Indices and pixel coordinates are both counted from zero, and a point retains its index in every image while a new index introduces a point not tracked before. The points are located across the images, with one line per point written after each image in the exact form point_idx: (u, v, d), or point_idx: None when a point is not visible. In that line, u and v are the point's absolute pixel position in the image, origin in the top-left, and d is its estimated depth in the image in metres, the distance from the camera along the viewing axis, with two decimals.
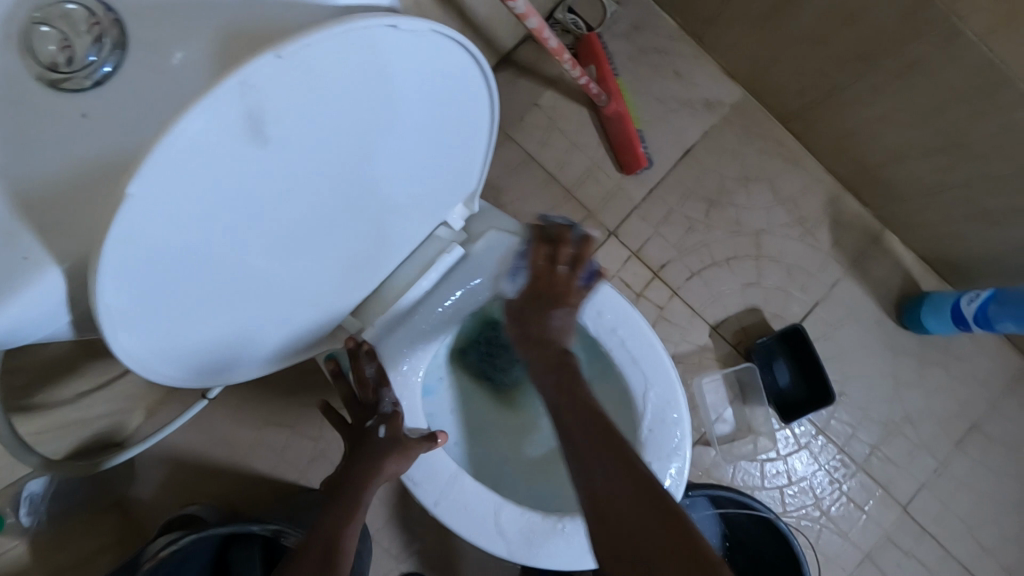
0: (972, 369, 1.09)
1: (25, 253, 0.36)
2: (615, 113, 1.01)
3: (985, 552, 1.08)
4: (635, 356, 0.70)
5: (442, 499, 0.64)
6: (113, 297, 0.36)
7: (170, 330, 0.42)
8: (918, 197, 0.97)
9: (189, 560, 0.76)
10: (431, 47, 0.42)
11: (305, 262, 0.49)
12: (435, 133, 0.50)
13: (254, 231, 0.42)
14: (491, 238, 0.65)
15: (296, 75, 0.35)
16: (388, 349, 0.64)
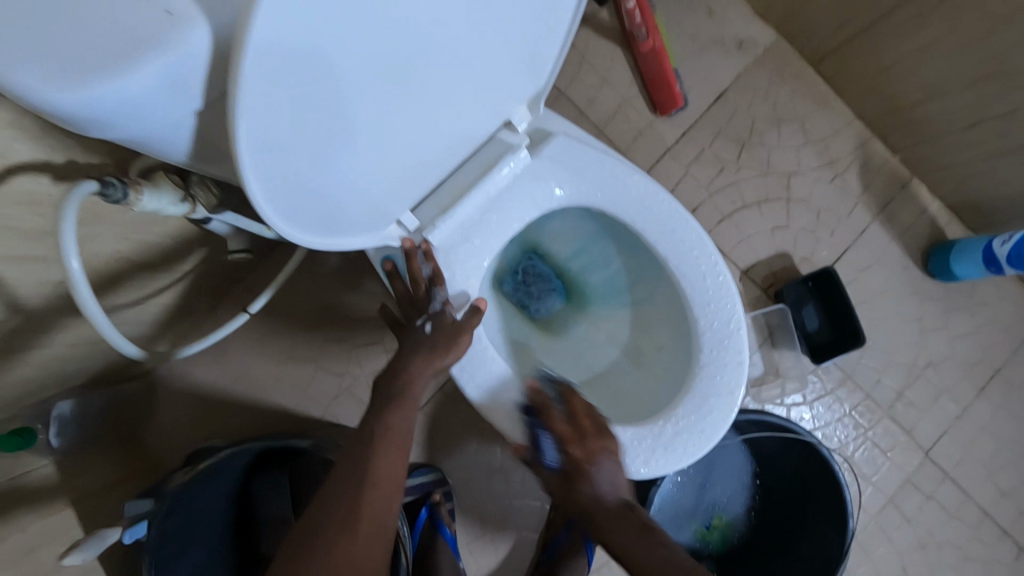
0: (994, 315, 1.10)
1: (168, 7, 0.30)
2: (651, 50, 0.99)
3: (1004, 497, 1.09)
4: (692, 256, 0.65)
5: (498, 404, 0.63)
6: (252, 92, 0.32)
7: (279, 156, 0.39)
8: (952, 134, 0.97)
9: (224, 474, 0.78)
10: None
11: (393, 110, 0.46)
12: None
13: (372, 56, 0.39)
14: (556, 142, 0.62)
15: None
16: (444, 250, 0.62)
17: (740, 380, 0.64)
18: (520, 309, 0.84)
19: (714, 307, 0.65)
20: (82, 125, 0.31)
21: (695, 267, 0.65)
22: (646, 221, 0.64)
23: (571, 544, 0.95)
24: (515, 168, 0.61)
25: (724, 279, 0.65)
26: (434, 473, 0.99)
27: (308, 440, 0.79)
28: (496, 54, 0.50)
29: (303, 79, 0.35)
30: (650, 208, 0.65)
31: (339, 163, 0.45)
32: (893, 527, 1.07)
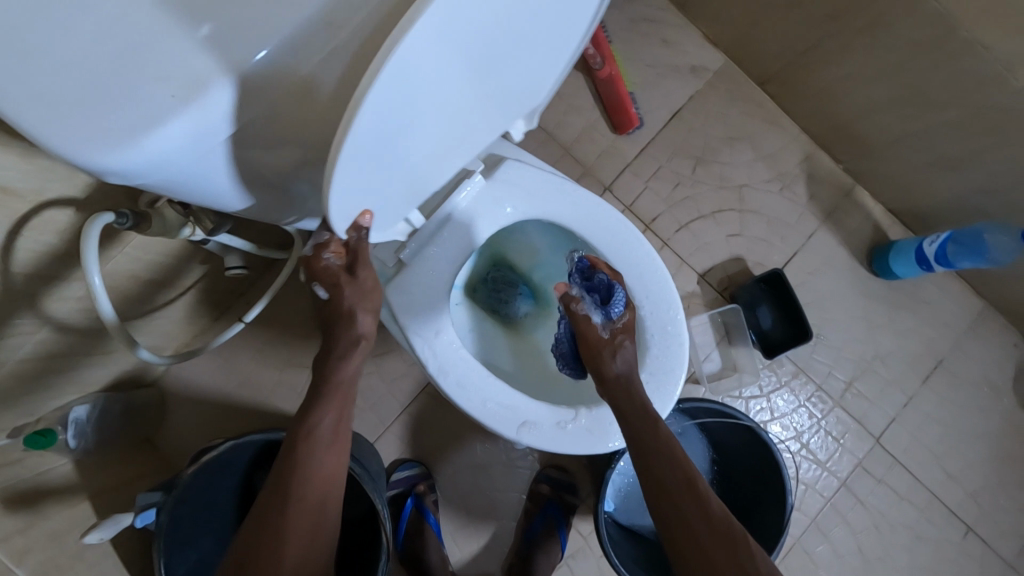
0: (936, 312, 1.19)
1: (172, 92, 0.37)
2: (608, 76, 1.10)
3: (950, 480, 1.18)
4: (634, 255, 0.73)
5: (472, 398, 0.69)
6: (352, 149, 0.45)
7: (358, 182, 0.51)
8: (883, 148, 1.07)
9: (229, 468, 0.87)
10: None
11: (439, 150, 0.59)
12: (538, 60, 0.58)
13: (432, 118, 0.52)
14: (508, 167, 0.71)
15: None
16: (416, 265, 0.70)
17: (677, 364, 0.72)
18: (492, 312, 0.94)
19: (658, 298, 0.73)
20: (113, 180, 0.39)
21: (634, 267, 0.73)
22: (591, 227, 0.73)
23: (547, 528, 1.06)
24: (472, 191, 0.70)
25: (660, 272, 0.73)
26: (419, 467, 1.09)
27: None
28: (505, 101, 0.61)
29: (383, 138, 0.48)
30: (594, 217, 0.73)
31: (398, 172, 0.56)
32: (847, 509, 1.16)
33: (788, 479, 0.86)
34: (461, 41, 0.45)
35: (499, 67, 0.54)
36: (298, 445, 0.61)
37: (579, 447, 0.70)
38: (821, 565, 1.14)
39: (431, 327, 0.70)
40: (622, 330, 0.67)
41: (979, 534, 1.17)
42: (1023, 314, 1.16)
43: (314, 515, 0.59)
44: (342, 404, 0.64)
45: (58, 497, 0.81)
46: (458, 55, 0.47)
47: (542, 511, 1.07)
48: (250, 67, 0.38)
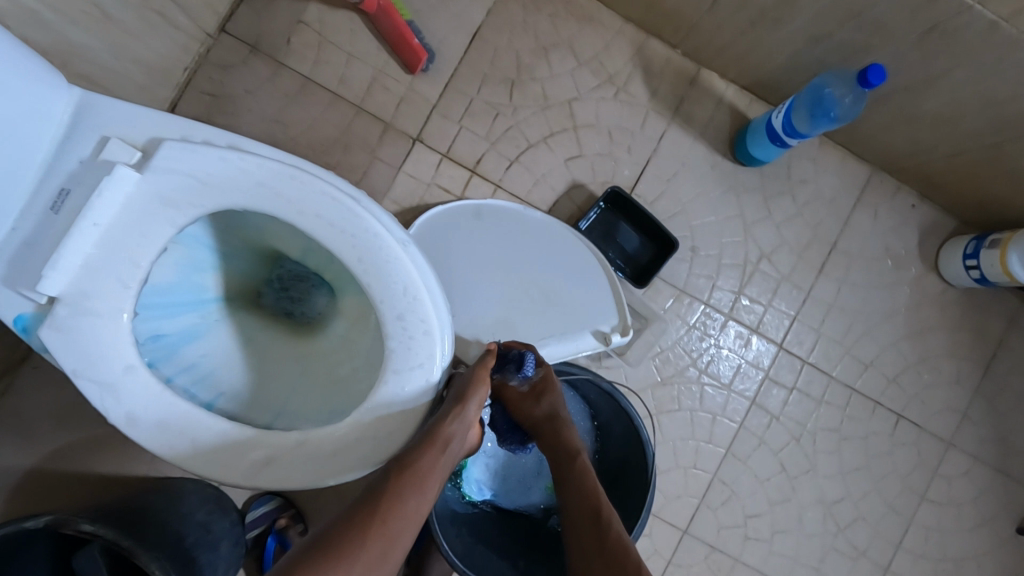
0: (817, 189, 1.05)
1: None
2: (379, 8, 0.93)
3: (869, 369, 1.06)
4: (350, 226, 0.58)
5: (183, 442, 0.58)
6: (468, 242, 0.91)
7: (491, 258, 0.91)
8: (703, 18, 0.91)
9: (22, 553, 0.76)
10: (497, 224, 0.92)
11: (522, 276, 0.91)
12: (541, 260, 0.92)
13: (495, 262, 0.91)
14: (167, 149, 0.56)
15: (478, 217, 0.92)
16: (81, 305, 0.56)
17: (603, 317, 0.91)
18: (285, 317, 0.81)
19: (385, 271, 0.59)
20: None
21: (351, 246, 0.59)
22: (286, 206, 0.58)
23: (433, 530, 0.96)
24: (121, 188, 0.55)
25: (382, 240, 0.59)
26: (276, 499, 0.97)
27: (38, 519, 0.71)
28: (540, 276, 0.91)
29: (475, 246, 0.91)
30: (295, 187, 0.58)
31: (510, 274, 0.91)
32: (762, 428, 1.04)
33: (647, 443, 0.74)
34: (473, 220, 0.92)
35: (508, 246, 0.92)
36: (402, 468, 0.55)
37: (311, 477, 0.59)
38: (744, 494, 1.04)
39: (117, 367, 0.57)
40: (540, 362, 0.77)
41: (909, 419, 1.06)
42: (909, 169, 1.02)
43: (383, 540, 0.50)
44: (439, 462, 0.58)
45: None
46: (479, 239, 0.91)
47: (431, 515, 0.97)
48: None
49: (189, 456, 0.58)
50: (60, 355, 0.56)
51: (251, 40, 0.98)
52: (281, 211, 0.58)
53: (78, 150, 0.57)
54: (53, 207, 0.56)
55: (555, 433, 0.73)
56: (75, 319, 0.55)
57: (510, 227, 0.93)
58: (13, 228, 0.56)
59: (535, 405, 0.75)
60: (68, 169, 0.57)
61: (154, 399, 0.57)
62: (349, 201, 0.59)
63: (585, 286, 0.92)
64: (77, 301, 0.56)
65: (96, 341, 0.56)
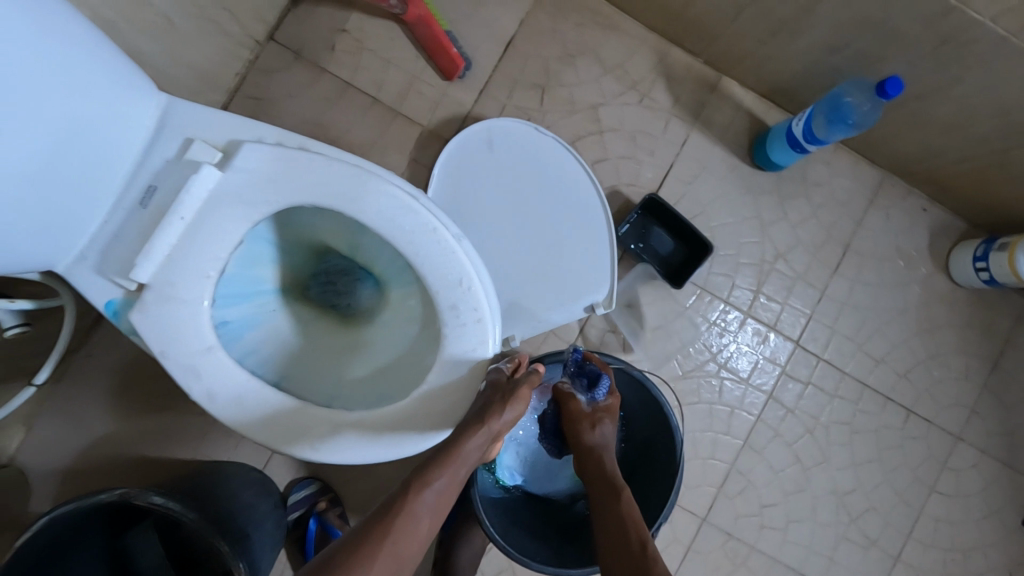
0: (832, 192, 1.10)
1: None
2: (418, 18, 0.99)
3: (880, 365, 1.10)
4: (413, 222, 0.63)
5: (254, 418, 0.63)
6: (482, 178, 1.00)
7: (502, 197, 1.00)
8: (726, 29, 0.96)
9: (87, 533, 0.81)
10: (513, 158, 1.01)
11: (531, 222, 1.00)
12: (549, 208, 1.01)
13: (508, 203, 1.00)
14: (246, 150, 0.62)
15: (494, 150, 1.01)
16: (165, 292, 0.61)
17: (595, 283, 1.00)
18: (329, 310, 0.86)
19: (442, 264, 0.64)
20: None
21: (408, 240, 0.64)
22: (350, 203, 0.63)
23: (464, 514, 1.00)
24: (205, 186, 0.61)
25: (439, 235, 0.63)
26: (315, 483, 1.02)
27: (111, 492, 0.76)
28: (548, 221, 1.00)
29: (489, 183, 1.00)
30: (361, 186, 0.63)
31: (519, 218, 1.00)
32: (778, 421, 1.09)
33: (677, 427, 0.78)
34: (489, 153, 1.01)
35: (520, 188, 1.01)
36: (407, 488, 0.58)
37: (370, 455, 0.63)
38: (761, 484, 1.08)
39: (196, 348, 0.62)
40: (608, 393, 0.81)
41: (919, 413, 1.11)
42: (921, 174, 1.06)
43: (392, 558, 0.53)
44: (458, 478, 0.60)
45: None
46: (494, 174, 1.00)
47: (461, 498, 1.02)
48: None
49: (260, 430, 0.63)
50: (145, 336, 0.61)
51: (294, 47, 1.03)
52: (345, 207, 0.63)
53: (163, 151, 0.63)
54: (141, 202, 0.62)
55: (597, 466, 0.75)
56: (159, 305, 0.61)
57: (524, 164, 1.00)
58: (106, 221, 0.62)
59: (587, 430, 0.78)
60: (154, 168, 0.63)
61: (228, 378, 0.62)
62: (408, 199, 0.63)
63: (585, 246, 1.01)
64: (162, 289, 0.61)
65: (179, 326, 0.61)
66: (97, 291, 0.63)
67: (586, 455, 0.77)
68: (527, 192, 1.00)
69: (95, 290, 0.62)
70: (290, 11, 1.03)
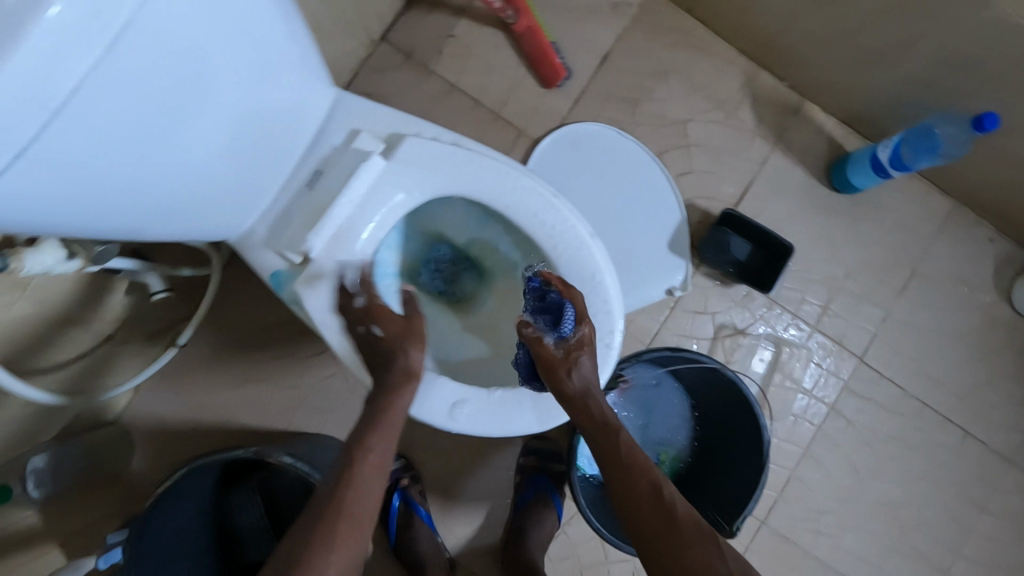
0: (902, 217, 1.15)
1: None
2: (527, 28, 1.05)
3: (940, 386, 1.14)
4: (554, 217, 0.69)
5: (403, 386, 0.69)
6: (567, 171, 1.10)
7: (584, 189, 1.10)
8: (818, 57, 1.02)
9: (187, 494, 0.84)
10: (596, 154, 1.10)
11: (612, 215, 1.10)
12: (629, 202, 1.10)
13: (590, 197, 1.10)
14: (409, 145, 0.68)
15: (579, 147, 1.10)
16: (332, 267, 0.68)
17: (672, 267, 1.10)
18: (438, 296, 0.92)
19: (576, 258, 0.70)
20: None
21: (547, 231, 0.69)
22: (497, 197, 0.70)
23: (538, 499, 1.05)
24: (372, 173, 0.67)
25: (577, 231, 0.69)
26: (399, 460, 1.07)
27: (250, 449, 0.81)
28: (626, 215, 1.11)
29: (574, 175, 1.10)
30: (509, 184, 0.70)
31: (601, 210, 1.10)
32: (838, 433, 1.13)
33: (763, 426, 0.83)
34: (574, 149, 1.11)
35: (603, 183, 1.10)
36: (350, 464, 0.59)
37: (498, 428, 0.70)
38: (818, 492, 1.12)
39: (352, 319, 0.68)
40: (580, 320, 0.66)
41: (974, 435, 1.14)
42: (990, 205, 1.11)
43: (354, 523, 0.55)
44: (386, 446, 0.62)
45: (23, 550, 0.82)
46: (579, 168, 1.10)
47: (530, 484, 1.07)
48: (24, 57, 0.34)
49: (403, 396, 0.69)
50: (307, 303, 0.68)
51: (406, 48, 1.09)
52: (494, 203, 0.70)
53: (331, 138, 0.69)
54: (310, 183, 0.68)
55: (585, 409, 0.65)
56: (323, 278, 0.68)
57: (607, 161, 1.10)
58: (276, 198, 0.68)
59: (565, 378, 0.65)
60: (322, 154, 0.69)
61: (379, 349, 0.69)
62: (551, 198, 0.70)
63: (661, 235, 1.11)
64: (326, 264, 0.68)
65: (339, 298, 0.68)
66: (263, 261, 0.69)
67: (578, 407, 0.65)
68: (610, 186, 1.10)
69: (262, 260, 0.69)
70: (404, 14, 1.10)
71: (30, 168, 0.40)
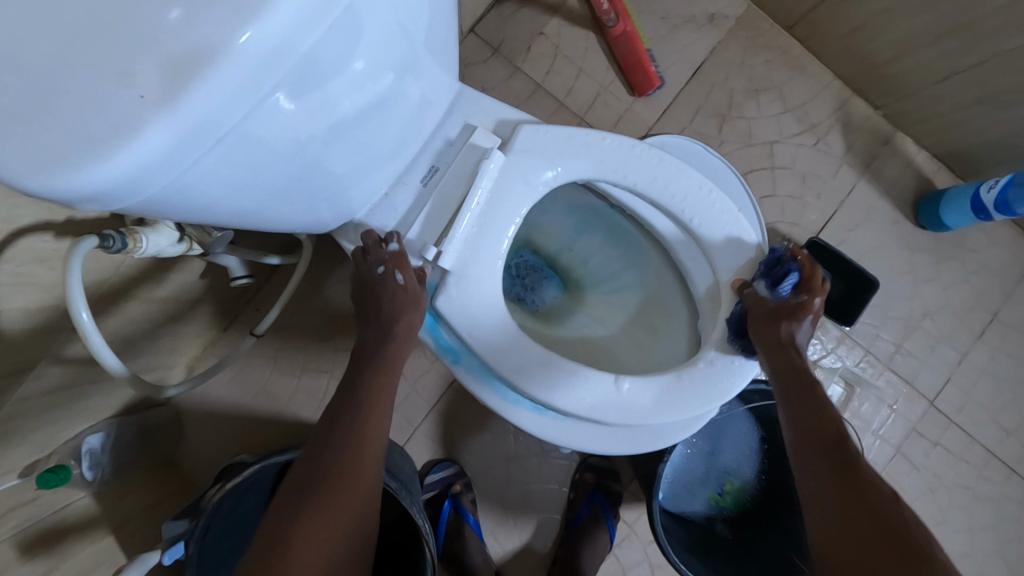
0: (985, 259, 1.12)
1: (142, 94, 0.32)
2: (623, 33, 1.02)
3: (1009, 436, 1.11)
4: (681, 197, 0.68)
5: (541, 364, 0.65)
6: None
7: None
8: (925, 89, 0.99)
9: (254, 487, 0.80)
10: (683, 161, 1.05)
11: None
12: None
13: None
14: (526, 133, 0.66)
15: (667, 153, 1.05)
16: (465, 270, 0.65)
17: None
18: (517, 301, 0.87)
19: (714, 220, 0.68)
20: (78, 204, 0.34)
21: (679, 194, 0.68)
22: (630, 174, 0.68)
23: (593, 518, 1.02)
24: (495, 169, 0.65)
25: (713, 195, 0.68)
26: (453, 466, 1.04)
27: None
28: None
29: None
30: (634, 162, 0.68)
31: None
32: (902, 475, 1.10)
33: None
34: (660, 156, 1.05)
35: None
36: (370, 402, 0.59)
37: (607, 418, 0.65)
38: None
39: (485, 322, 0.65)
40: (809, 289, 0.63)
41: None
42: None
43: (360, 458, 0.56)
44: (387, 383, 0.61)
45: (81, 532, 0.78)
46: None
47: (587, 500, 1.03)
48: (232, 66, 0.32)
49: (555, 388, 0.65)
50: (445, 314, 0.65)
51: (494, 42, 1.05)
52: (626, 175, 0.68)
53: (446, 131, 0.65)
54: (426, 181, 0.65)
55: (788, 359, 0.61)
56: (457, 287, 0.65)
57: (695, 169, 1.05)
58: (386, 194, 0.64)
59: (779, 325, 0.62)
60: (436, 148, 0.65)
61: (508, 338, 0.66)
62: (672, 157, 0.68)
63: None
64: (460, 272, 0.65)
65: (474, 302, 0.65)
66: None
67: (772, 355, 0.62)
68: None
69: None
70: (495, 7, 1.06)
71: (212, 168, 0.39)
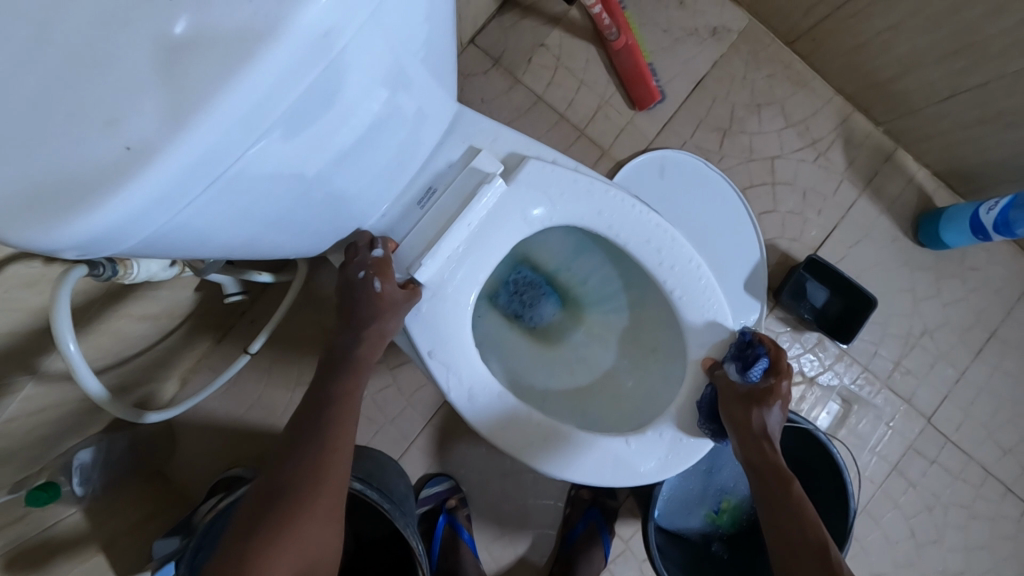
0: (985, 277, 1.11)
1: (128, 143, 0.31)
2: (624, 46, 1.00)
3: (1006, 454, 1.11)
4: (673, 260, 0.68)
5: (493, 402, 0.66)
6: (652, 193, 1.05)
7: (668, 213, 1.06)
8: (928, 107, 0.98)
9: None
10: (680, 177, 1.06)
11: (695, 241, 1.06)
12: (710, 229, 1.06)
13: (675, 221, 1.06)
14: (532, 167, 0.65)
15: (664, 168, 1.06)
16: (439, 295, 0.65)
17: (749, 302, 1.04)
18: (515, 319, 0.87)
19: (697, 299, 0.68)
20: (67, 255, 0.33)
21: (665, 263, 0.68)
22: (622, 228, 0.68)
23: (589, 534, 1.01)
24: (494, 196, 0.64)
25: (701, 273, 0.68)
26: (448, 480, 1.04)
27: None
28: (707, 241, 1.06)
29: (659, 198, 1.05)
30: (630, 225, 0.68)
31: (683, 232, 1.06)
32: (899, 493, 1.09)
33: (854, 501, 0.80)
34: (658, 170, 1.06)
35: (686, 207, 1.06)
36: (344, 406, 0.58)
37: (585, 475, 0.66)
38: (873, 553, 1.08)
39: (457, 353, 0.65)
40: (776, 373, 0.65)
41: None
42: None
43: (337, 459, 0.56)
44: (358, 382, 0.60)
45: (70, 549, 0.77)
46: (665, 190, 1.06)
47: (584, 516, 1.03)
48: (219, 114, 0.31)
49: (503, 429, 0.65)
50: (411, 331, 0.65)
51: (494, 53, 1.04)
52: (617, 232, 0.68)
53: (448, 153, 0.64)
54: (421, 202, 0.63)
55: (761, 452, 0.62)
56: (428, 306, 0.65)
57: (692, 184, 1.06)
58: (382, 214, 0.63)
59: (752, 415, 0.63)
60: (436, 168, 0.64)
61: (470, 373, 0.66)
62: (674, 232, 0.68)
63: (739, 269, 1.05)
64: (435, 289, 0.65)
65: (445, 324, 0.65)
66: None
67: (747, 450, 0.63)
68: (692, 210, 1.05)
69: None
70: (496, 18, 1.04)
71: (206, 206, 0.38)
